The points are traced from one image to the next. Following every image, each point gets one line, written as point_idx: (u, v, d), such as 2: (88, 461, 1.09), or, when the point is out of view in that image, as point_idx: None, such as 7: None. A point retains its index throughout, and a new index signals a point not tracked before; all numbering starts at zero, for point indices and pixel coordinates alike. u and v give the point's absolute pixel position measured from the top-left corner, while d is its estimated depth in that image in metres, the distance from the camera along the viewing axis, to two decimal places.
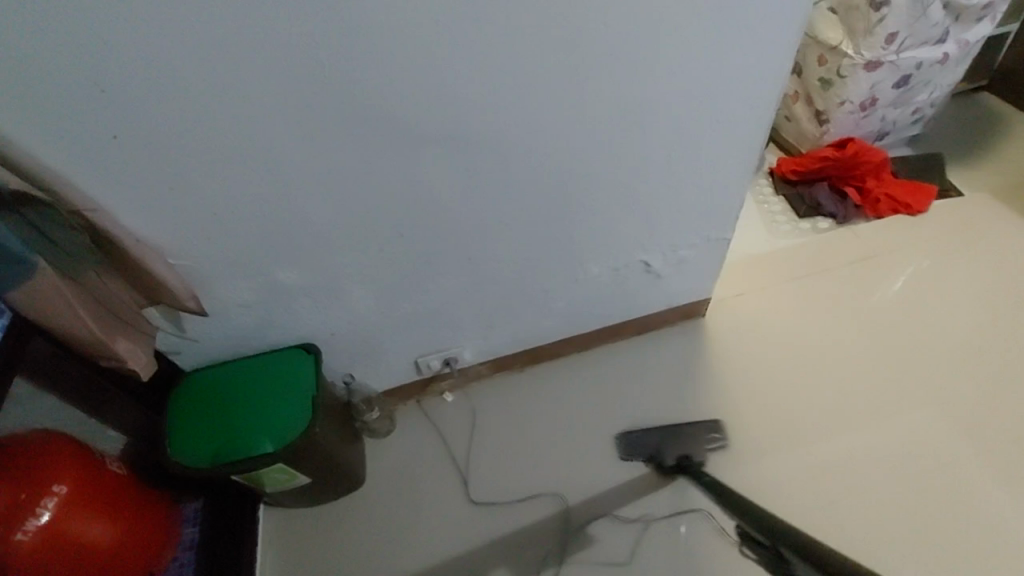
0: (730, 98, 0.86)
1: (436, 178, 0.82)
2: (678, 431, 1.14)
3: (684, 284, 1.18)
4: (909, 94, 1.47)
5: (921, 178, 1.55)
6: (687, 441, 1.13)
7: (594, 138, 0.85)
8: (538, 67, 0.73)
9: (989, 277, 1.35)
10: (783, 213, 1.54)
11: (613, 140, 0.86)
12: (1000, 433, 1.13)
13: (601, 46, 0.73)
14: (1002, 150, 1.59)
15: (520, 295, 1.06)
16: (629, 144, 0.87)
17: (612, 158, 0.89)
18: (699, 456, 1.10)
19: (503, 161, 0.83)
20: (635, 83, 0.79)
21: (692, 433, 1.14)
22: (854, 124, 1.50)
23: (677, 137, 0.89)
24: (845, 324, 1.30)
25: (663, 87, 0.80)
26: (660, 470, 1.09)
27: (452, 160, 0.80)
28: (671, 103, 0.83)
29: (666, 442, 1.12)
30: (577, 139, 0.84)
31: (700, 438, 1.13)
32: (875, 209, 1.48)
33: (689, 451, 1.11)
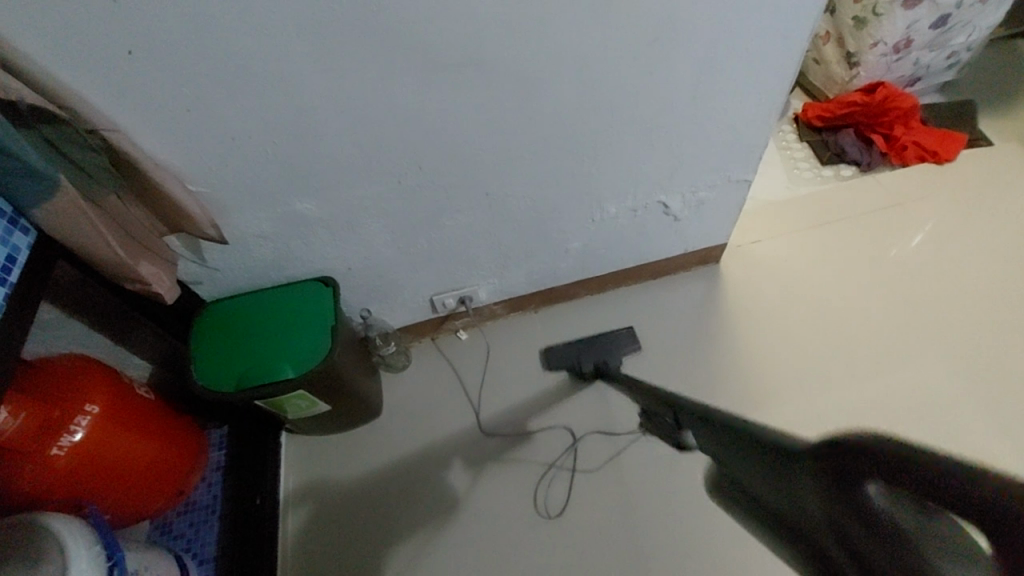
0: (766, 31, 0.82)
1: (456, 110, 0.80)
2: (595, 341, 1.20)
3: (700, 228, 1.18)
4: (946, 36, 1.40)
5: (952, 126, 1.49)
6: (604, 351, 1.19)
7: (620, 69, 0.81)
8: None
9: (1011, 229, 1.33)
10: (805, 159, 1.51)
11: (640, 73, 0.83)
12: (1005, 382, 1.15)
13: None
14: None
15: (536, 235, 1.07)
16: (655, 76, 0.84)
17: (637, 94, 0.86)
18: (615, 361, 1.16)
19: (524, 93, 0.81)
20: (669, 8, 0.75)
21: (607, 341, 1.20)
22: (885, 67, 1.44)
23: (706, 72, 0.85)
24: (861, 274, 1.30)
25: (697, 15, 0.77)
26: (581, 377, 1.16)
27: (475, 91, 0.78)
28: (703, 35, 0.80)
29: (585, 351, 1.18)
30: (601, 70, 0.81)
31: (615, 345, 1.19)
32: (901, 157, 1.44)
33: (606, 358, 1.16)
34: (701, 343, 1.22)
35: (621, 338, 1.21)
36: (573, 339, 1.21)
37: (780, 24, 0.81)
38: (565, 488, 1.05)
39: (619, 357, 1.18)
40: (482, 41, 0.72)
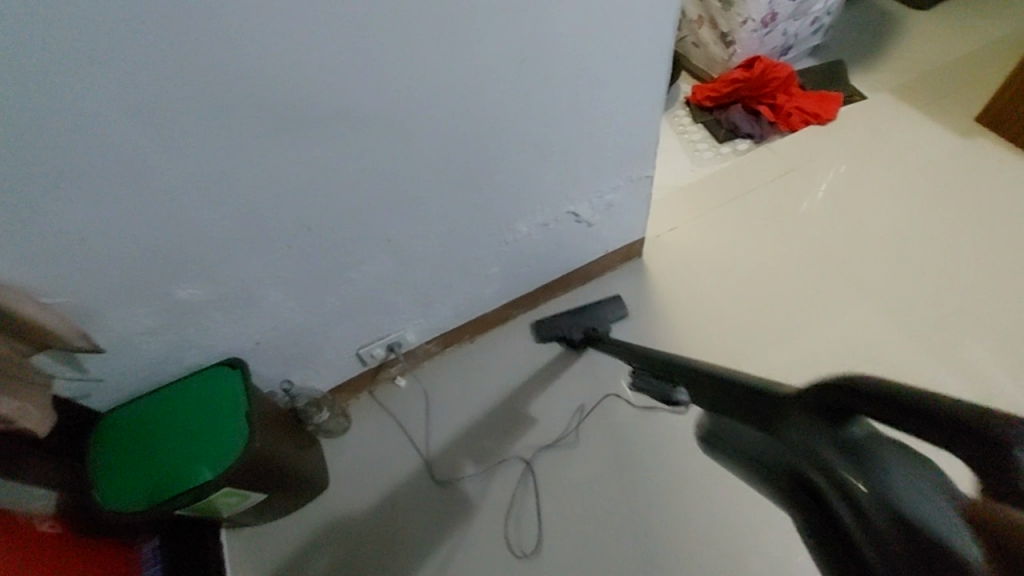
0: (629, 30, 0.82)
1: (334, 163, 0.76)
2: (583, 311, 1.23)
3: (614, 228, 1.18)
4: (806, 5, 1.48)
5: (828, 85, 1.58)
6: (593, 319, 1.22)
7: (495, 93, 0.80)
8: (418, 22, 0.66)
9: (898, 173, 1.42)
10: (703, 140, 1.56)
11: (518, 93, 0.82)
12: (919, 315, 1.22)
13: None
14: (899, 48, 1.65)
15: (453, 268, 1.04)
16: (532, 93, 0.83)
17: (521, 111, 0.85)
18: (603, 327, 1.20)
19: (402, 134, 0.78)
20: (527, 27, 0.74)
21: (596, 311, 1.23)
22: (758, 42, 1.51)
23: (582, 82, 0.86)
24: (775, 239, 1.35)
25: (559, 30, 0.76)
26: (572, 346, 1.19)
27: (350, 139, 0.74)
28: (570, 44, 0.79)
29: (574, 320, 1.21)
30: (477, 96, 0.79)
31: (603, 314, 1.22)
32: (788, 123, 1.51)
33: (594, 325, 1.20)
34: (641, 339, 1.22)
35: (606, 306, 1.24)
36: (562, 312, 1.24)
37: (641, 21, 0.82)
38: (534, 526, 1.04)
39: (606, 326, 1.22)
40: (341, 88, 0.68)
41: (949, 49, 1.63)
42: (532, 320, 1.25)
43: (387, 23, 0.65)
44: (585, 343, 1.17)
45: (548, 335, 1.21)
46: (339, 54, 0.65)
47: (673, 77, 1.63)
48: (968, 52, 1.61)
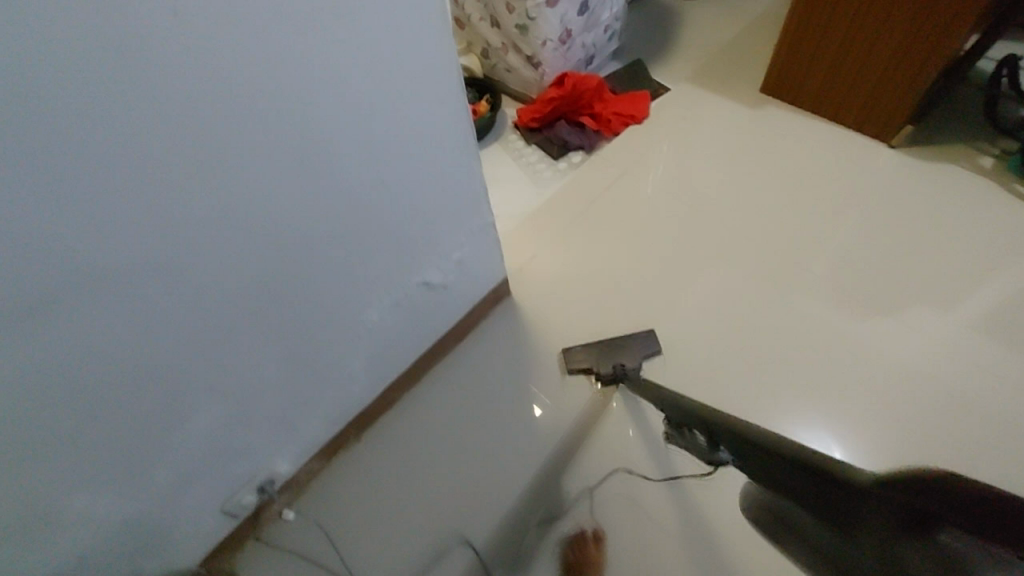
0: (412, 94, 0.79)
1: (110, 334, 0.64)
2: (613, 344, 1.22)
3: (474, 281, 1.14)
4: (594, 17, 1.55)
5: (634, 85, 1.68)
6: (621, 355, 1.21)
7: (287, 198, 0.72)
8: (156, 156, 0.57)
9: (712, 156, 1.54)
10: (540, 160, 1.58)
11: (313, 191, 0.75)
12: (763, 276, 1.33)
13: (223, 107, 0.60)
14: (684, 38, 1.81)
15: (305, 379, 0.94)
16: (329, 185, 0.77)
17: (323, 205, 0.78)
18: (633, 365, 1.19)
19: (187, 276, 0.68)
20: (295, 126, 0.68)
21: (625, 345, 1.22)
22: (562, 58, 1.56)
23: (383, 163, 0.82)
24: (626, 240, 1.40)
25: (334, 118, 0.71)
26: (598, 380, 1.17)
27: (122, 301, 0.63)
28: (350, 128, 0.74)
29: (602, 355, 1.20)
30: (264, 207, 0.71)
31: (632, 350, 1.21)
32: (611, 128, 1.58)
33: (624, 363, 1.19)
34: (531, 382, 1.19)
35: (637, 343, 1.24)
36: (590, 342, 1.23)
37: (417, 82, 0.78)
38: None
39: (636, 362, 1.21)
40: (71, 249, 0.56)
41: (723, 31, 1.81)
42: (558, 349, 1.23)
43: (107, 161, 0.54)
44: (614, 379, 1.17)
45: (575, 367, 1.20)
46: (51, 211, 0.53)
47: (494, 105, 1.63)
48: (739, 30, 1.80)
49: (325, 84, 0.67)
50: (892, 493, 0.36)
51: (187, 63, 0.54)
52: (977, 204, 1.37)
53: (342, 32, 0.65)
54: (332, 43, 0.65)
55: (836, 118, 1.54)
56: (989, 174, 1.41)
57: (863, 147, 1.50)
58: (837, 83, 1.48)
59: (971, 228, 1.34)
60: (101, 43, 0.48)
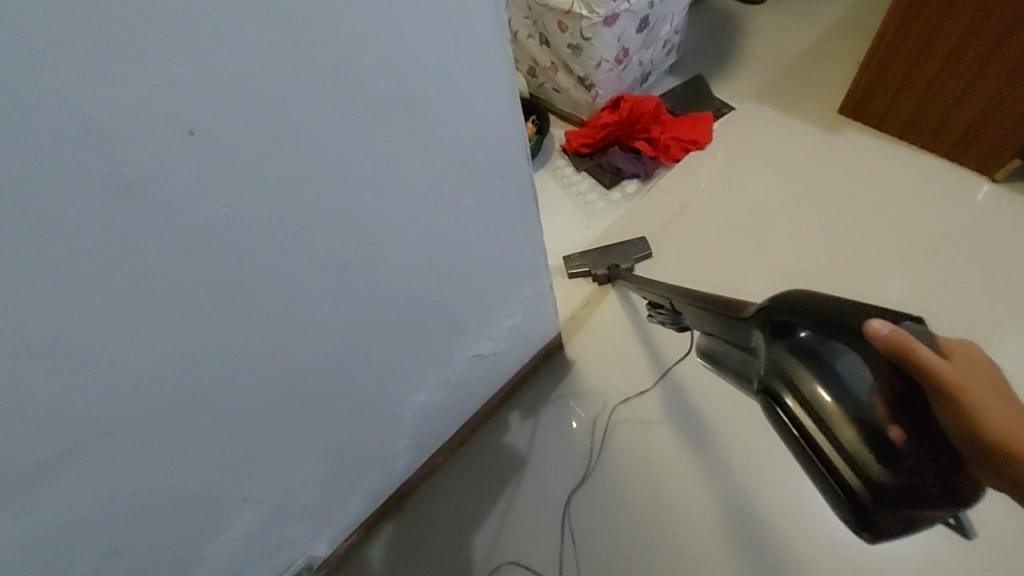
0: (467, 171, 0.69)
1: (148, 462, 0.60)
2: (610, 248, 1.31)
3: (525, 344, 1.06)
4: (654, 32, 1.41)
5: (695, 104, 1.54)
6: (616, 257, 1.29)
7: (332, 299, 0.66)
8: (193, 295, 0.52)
9: (784, 186, 1.38)
10: (591, 189, 1.46)
11: (360, 289, 0.68)
12: None
13: (263, 228, 0.53)
14: (749, 51, 1.65)
15: (348, 463, 0.89)
16: (378, 278, 0.69)
17: (372, 299, 0.71)
18: (626, 263, 1.27)
19: (225, 393, 0.63)
20: (341, 230, 0.60)
21: (621, 248, 1.30)
22: (617, 78, 1.43)
23: (435, 250, 0.74)
24: (688, 284, 1.27)
25: (384, 214, 0.63)
26: (596, 280, 1.27)
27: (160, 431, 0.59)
28: (402, 221, 0.66)
29: (598, 257, 1.29)
30: (308, 314, 0.65)
31: (627, 251, 1.30)
32: (669, 155, 1.44)
33: (618, 262, 1.27)
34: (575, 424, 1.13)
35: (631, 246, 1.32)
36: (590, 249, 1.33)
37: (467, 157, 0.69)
38: None
39: (630, 263, 1.28)
40: (86, 395, 0.49)
41: (794, 41, 1.64)
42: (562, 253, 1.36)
43: (139, 311, 0.48)
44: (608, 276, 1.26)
45: (575, 271, 1.30)
46: (68, 369, 0.47)
47: (541, 128, 1.53)
48: (813, 40, 1.63)
49: (375, 180, 0.59)
50: (790, 310, 0.45)
51: (225, 195, 0.47)
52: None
53: (394, 129, 0.56)
54: (385, 140, 0.57)
55: (928, 146, 1.37)
56: None
57: (962, 179, 1.32)
58: (934, 108, 1.31)
59: None
60: (113, 191, 0.40)
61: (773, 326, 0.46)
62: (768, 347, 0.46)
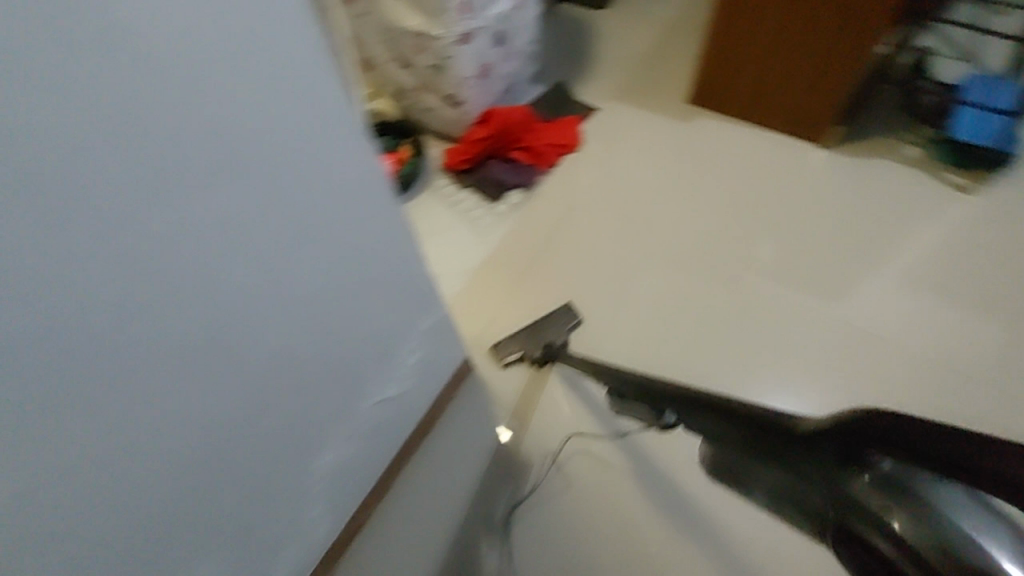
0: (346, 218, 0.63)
1: None
2: (538, 324, 1.26)
3: (439, 376, 1.02)
4: (511, 46, 1.44)
5: (561, 110, 1.60)
6: (549, 332, 1.24)
7: (210, 388, 0.57)
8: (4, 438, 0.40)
9: (654, 176, 1.47)
10: (477, 205, 1.47)
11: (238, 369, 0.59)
12: (736, 304, 1.27)
13: (87, 334, 0.42)
14: (601, 56, 1.76)
15: (266, 557, 0.78)
16: (263, 348, 0.61)
17: (256, 378, 0.62)
18: (561, 337, 1.22)
19: (86, 534, 0.51)
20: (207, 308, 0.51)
21: (550, 322, 1.25)
22: (483, 94, 1.45)
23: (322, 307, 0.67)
24: (586, 283, 1.31)
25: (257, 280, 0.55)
26: (532, 363, 1.22)
27: None
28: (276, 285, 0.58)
29: (530, 338, 1.24)
30: (181, 415, 0.54)
31: (557, 324, 1.24)
32: (545, 161, 1.49)
33: (551, 338, 1.22)
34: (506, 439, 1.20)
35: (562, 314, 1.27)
36: (517, 329, 1.27)
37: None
38: None
39: (563, 335, 1.24)
40: None
41: (640, 42, 1.77)
42: (488, 343, 1.27)
43: None
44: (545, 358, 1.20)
45: (507, 356, 1.24)
46: None
47: (418, 151, 1.50)
48: (655, 39, 1.76)
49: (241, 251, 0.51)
50: (854, 430, 0.45)
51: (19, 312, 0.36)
52: (916, 191, 1.37)
53: (248, 191, 0.48)
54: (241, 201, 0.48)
55: (766, 123, 1.51)
56: (921, 161, 1.40)
57: (798, 148, 1.48)
58: (764, 89, 1.46)
59: (926, 221, 1.33)
60: None
61: (844, 452, 0.46)
62: (858, 481, 0.45)
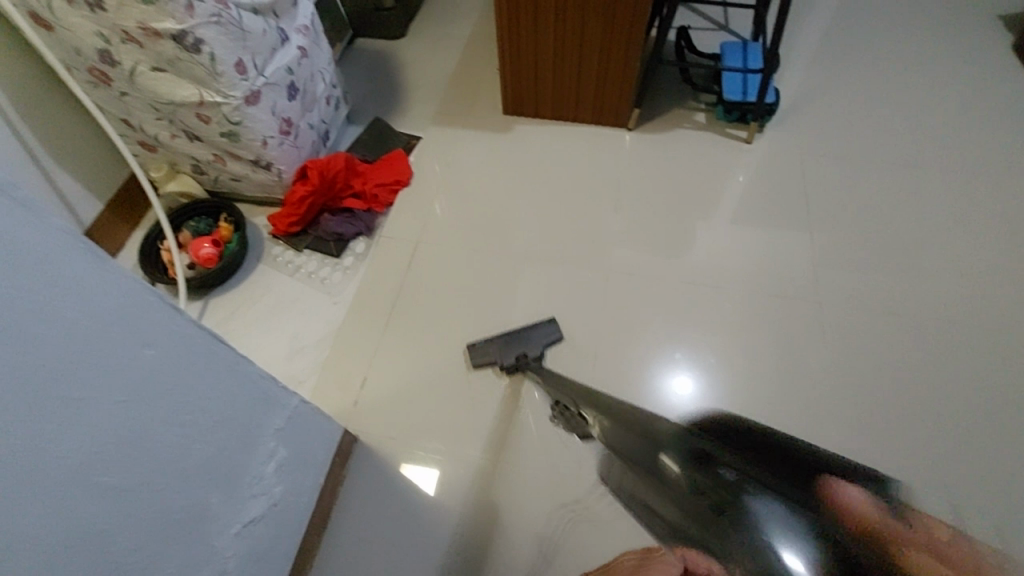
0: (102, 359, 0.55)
1: None
2: (517, 334, 1.23)
3: (313, 462, 0.93)
4: (309, 94, 1.37)
5: (385, 145, 1.56)
6: (525, 342, 1.22)
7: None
8: None
9: (491, 191, 1.49)
10: (321, 264, 1.37)
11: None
12: (595, 291, 1.32)
13: None
14: (411, 84, 1.75)
15: None
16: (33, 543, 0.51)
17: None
18: (536, 351, 1.20)
19: None
20: None
21: (529, 332, 1.23)
22: (295, 149, 1.35)
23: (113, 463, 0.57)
24: (453, 313, 1.28)
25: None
26: (503, 371, 1.19)
27: None
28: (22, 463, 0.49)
29: (506, 346, 1.21)
30: None
31: (537, 336, 1.23)
32: (381, 203, 1.43)
33: (526, 350, 1.21)
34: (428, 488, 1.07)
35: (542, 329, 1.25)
36: (495, 335, 1.24)
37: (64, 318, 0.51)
38: None
39: (540, 349, 1.22)
40: None
41: (445, 64, 1.79)
42: (465, 343, 1.24)
43: None
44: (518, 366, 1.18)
45: (480, 360, 1.20)
46: None
47: (239, 224, 1.37)
48: (460, 57, 1.79)
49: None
50: None
51: None
52: (715, 150, 1.53)
53: None
54: None
55: (577, 118, 1.60)
56: (710, 123, 1.57)
57: (610, 134, 1.59)
58: (567, 88, 1.54)
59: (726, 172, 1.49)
60: None
61: None
62: None
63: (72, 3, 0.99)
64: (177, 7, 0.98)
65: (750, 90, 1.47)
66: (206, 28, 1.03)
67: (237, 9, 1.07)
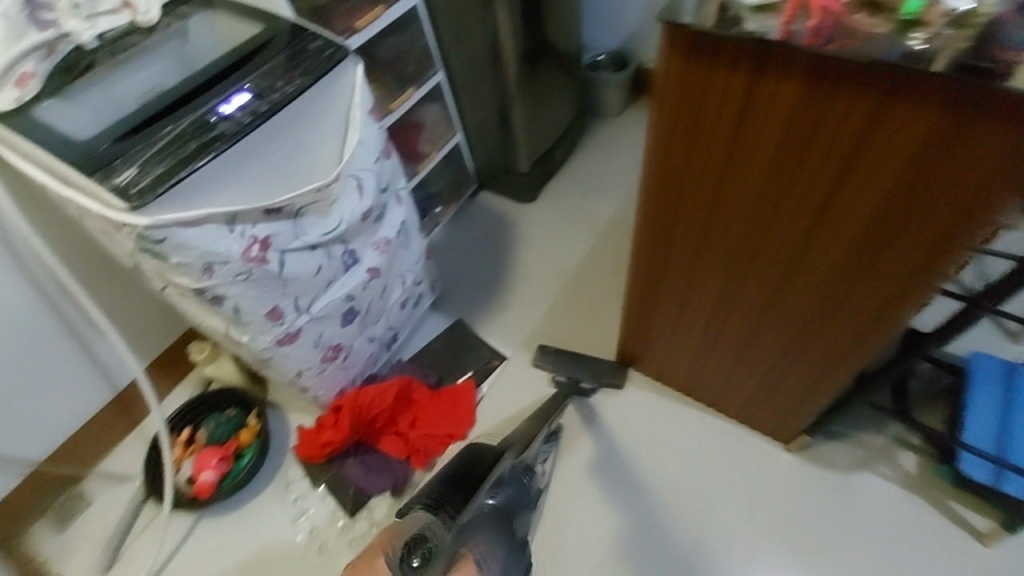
0: None
1: None
2: (585, 359, 1.22)
3: None
4: (375, 308, 1.10)
5: (458, 362, 1.28)
6: (586, 368, 1.21)
7: None
8: None
9: (564, 479, 1.11)
10: (330, 517, 1.12)
11: None
12: None
13: None
14: (520, 269, 1.43)
15: None
16: None
17: None
18: (590, 383, 1.19)
19: None
20: None
21: (598, 363, 1.22)
22: (340, 372, 1.11)
23: None
24: None
25: None
26: (555, 384, 1.21)
27: None
28: None
29: (568, 363, 1.22)
30: None
31: (602, 371, 1.20)
32: (420, 458, 1.13)
33: (581, 377, 1.20)
34: None
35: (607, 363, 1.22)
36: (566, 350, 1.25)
37: None
38: None
39: (596, 384, 1.20)
40: None
41: (566, 256, 1.44)
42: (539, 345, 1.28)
43: None
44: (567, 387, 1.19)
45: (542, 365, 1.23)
46: None
47: (261, 434, 1.17)
48: (585, 250, 1.44)
49: None
50: None
51: None
52: (911, 536, 1.00)
53: None
54: None
55: (716, 400, 1.14)
56: (917, 482, 1.05)
57: (755, 448, 1.12)
58: (713, 370, 1.08)
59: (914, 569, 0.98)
60: None
61: None
62: None
63: (98, 227, 0.80)
64: (191, 271, 0.75)
65: (1012, 482, 0.91)
66: (230, 288, 0.80)
67: (280, 257, 0.83)
